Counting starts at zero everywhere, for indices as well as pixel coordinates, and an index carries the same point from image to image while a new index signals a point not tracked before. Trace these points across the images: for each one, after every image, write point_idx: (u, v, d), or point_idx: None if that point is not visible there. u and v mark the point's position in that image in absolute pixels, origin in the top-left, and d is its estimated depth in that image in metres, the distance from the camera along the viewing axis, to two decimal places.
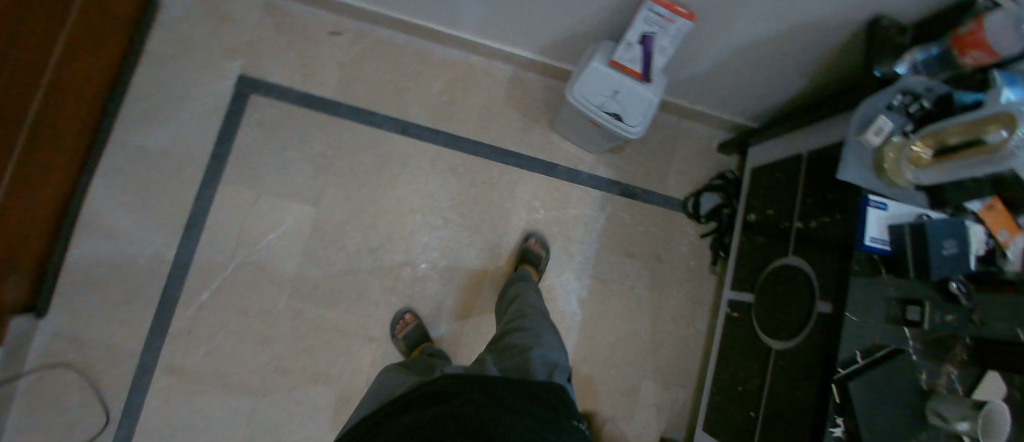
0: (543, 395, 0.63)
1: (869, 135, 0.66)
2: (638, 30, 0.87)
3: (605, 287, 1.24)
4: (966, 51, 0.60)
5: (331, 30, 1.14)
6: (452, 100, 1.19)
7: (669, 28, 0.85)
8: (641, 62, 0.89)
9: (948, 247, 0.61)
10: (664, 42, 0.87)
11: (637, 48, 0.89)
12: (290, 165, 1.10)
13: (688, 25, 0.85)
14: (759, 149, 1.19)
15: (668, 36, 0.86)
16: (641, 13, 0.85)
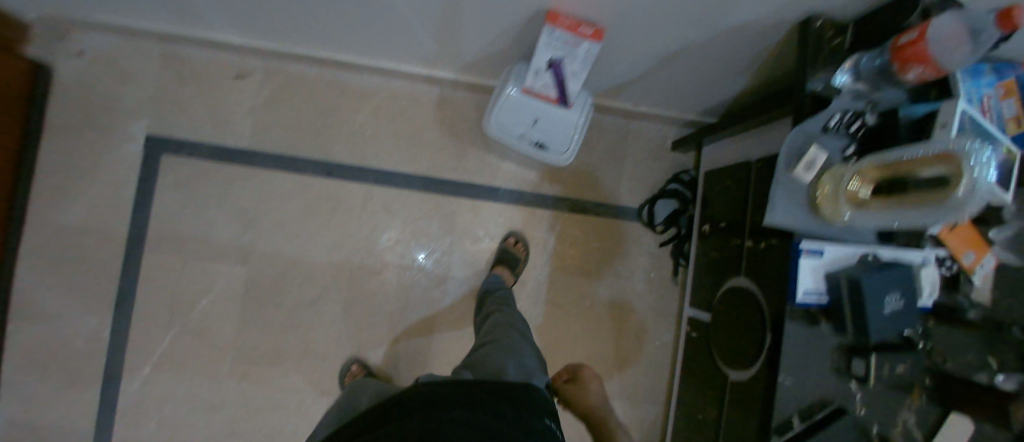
0: (521, 395, 0.60)
1: (802, 168, 0.57)
2: (544, 57, 0.73)
3: (562, 310, 1.18)
4: (906, 65, 0.51)
5: (237, 74, 1.06)
6: (377, 132, 1.11)
7: (576, 53, 0.71)
8: (553, 89, 0.79)
9: (887, 303, 0.55)
10: (575, 66, 0.75)
11: (547, 74, 0.77)
12: (213, 224, 1.05)
13: (597, 46, 0.70)
14: (713, 147, 1.08)
15: (578, 60, 0.73)
16: (542, 39, 0.70)
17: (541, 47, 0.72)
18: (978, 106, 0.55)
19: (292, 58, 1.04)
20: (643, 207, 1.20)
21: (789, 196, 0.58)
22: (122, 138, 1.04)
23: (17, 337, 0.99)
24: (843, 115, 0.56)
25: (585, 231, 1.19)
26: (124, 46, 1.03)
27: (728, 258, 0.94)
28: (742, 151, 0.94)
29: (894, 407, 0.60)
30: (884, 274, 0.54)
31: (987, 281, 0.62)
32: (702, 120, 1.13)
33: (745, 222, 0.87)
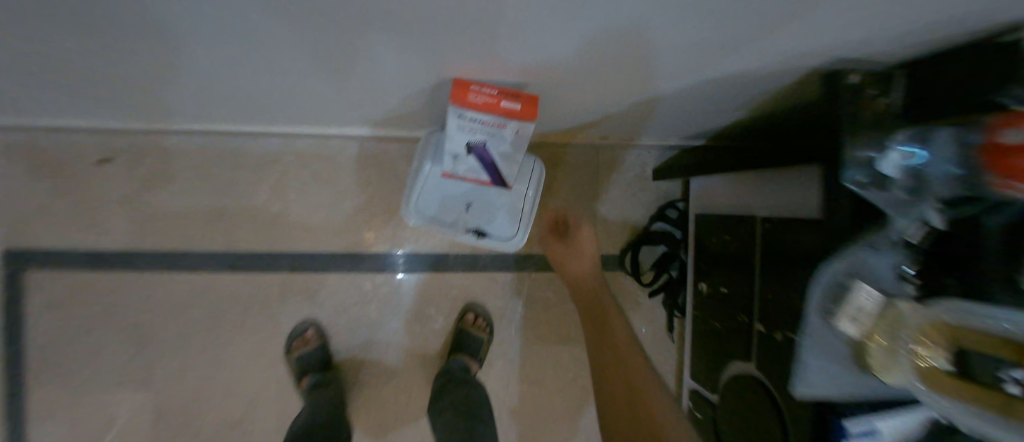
0: None
1: (840, 318, 0.47)
2: (460, 141, 0.54)
3: (542, 387, 0.98)
4: (1010, 182, 0.33)
5: (102, 158, 0.85)
6: (287, 206, 0.90)
7: (500, 135, 0.52)
8: (483, 172, 0.60)
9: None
10: (504, 149, 0.56)
11: (470, 159, 0.57)
12: (105, 344, 0.87)
13: (528, 125, 0.50)
14: (704, 180, 0.85)
15: (506, 143, 0.54)
16: (451, 121, 0.50)
17: (451, 130, 0.52)
18: None
19: (162, 132, 0.82)
20: (624, 254, 0.98)
21: (823, 351, 0.49)
22: None
23: None
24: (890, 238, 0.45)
25: (559, 290, 0.98)
26: None
27: (735, 336, 0.74)
28: (741, 198, 0.72)
29: None
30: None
31: None
32: (688, 144, 0.89)
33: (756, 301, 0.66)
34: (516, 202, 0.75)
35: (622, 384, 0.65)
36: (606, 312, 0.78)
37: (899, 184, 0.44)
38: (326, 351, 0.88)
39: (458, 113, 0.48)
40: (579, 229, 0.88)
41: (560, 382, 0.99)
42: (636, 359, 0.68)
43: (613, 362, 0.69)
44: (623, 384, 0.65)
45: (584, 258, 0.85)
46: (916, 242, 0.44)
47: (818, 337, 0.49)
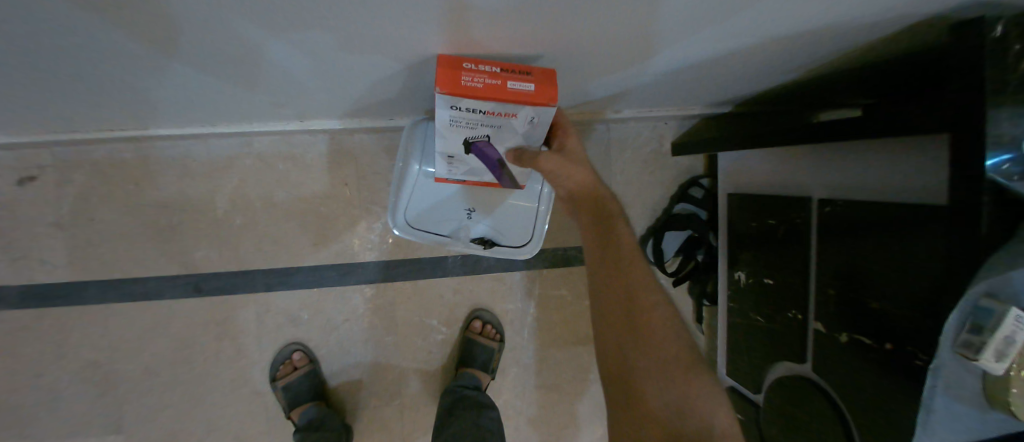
0: None
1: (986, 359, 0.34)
2: (456, 140, 0.45)
3: (563, 395, 0.89)
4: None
5: (22, 176, 0.71)
6: (252, 218, 0.77)
7: (507, 126, 0.41)
8: (485, 170, 0.53)
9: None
10: (513, 139, 0.45)
11: (470, 158, 0.49)
12: (57, 391, 0.75)
13: (545, 112, 0.39)
14: (733, 155, 0.74)
15: (517, 133, 0.43)
16: (442, 113, 0.39)
17: (442, 129, 0.42)
18: None
19: (87, 141, 0.68)
20: (645, 241, 0.87)
21: (955, 392, 0.38)
22: None
23: None
24: None
25: (574, 287, 0.87)
26: None
27: (788, 332, 0.64)
28: (800, 176, 0.61)
29: None
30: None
31: None
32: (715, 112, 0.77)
33: None
34: (530, 202, 0.65)
35: (632, 333, 0.42)
36: (605, 203, 0.49)
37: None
38: (316, 378, 0.77)
39: (450, 103, 0.36)
40: (560, 136, 0.50)
41: (583, 387, 0.89)
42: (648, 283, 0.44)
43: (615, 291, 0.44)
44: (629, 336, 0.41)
45: (575, 167, 0.48)
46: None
47: (950, 374, 0.38)
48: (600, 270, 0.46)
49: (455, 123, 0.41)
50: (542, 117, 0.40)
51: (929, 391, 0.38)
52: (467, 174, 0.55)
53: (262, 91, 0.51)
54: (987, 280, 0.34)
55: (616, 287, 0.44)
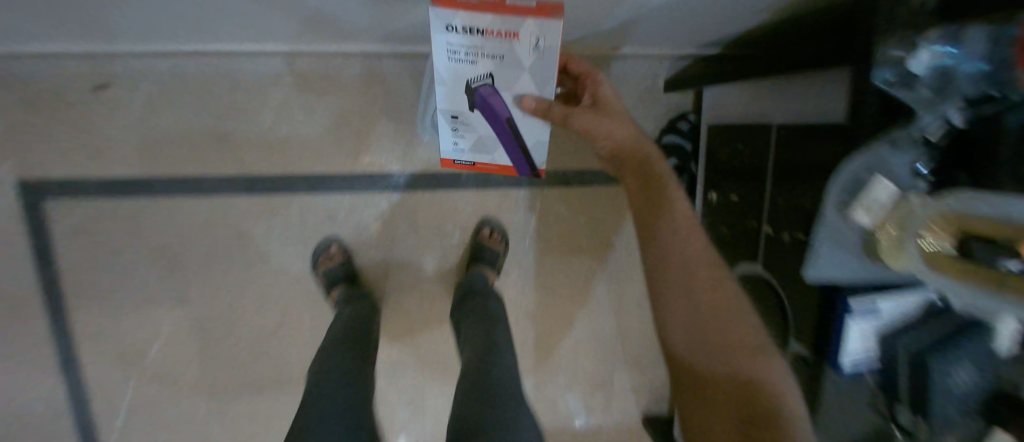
0: None
1: (857, 212, 0.46)
2: (460, 87, 0.56)
3: (554, 296, 1.07)
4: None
5: (96, 84, 0.82)
6: (295, 131, 0.88)
7: (500, 54, 0.50)
8: (494, 138, 0.65)
9: (958, 373, 0.47)
10: (522, 81, 0.54)
11: (475, 114, 0.60)
12: (138, 267, 0.91)
13: (544, 26, 0.46)
14: (717, 94, 0.84)
15: (524, 69, 0.52)
16: (439, 54, 0.50)
17: (444, 71, 0.53)
18: None
19: (152, 54, 0.77)
20: None
21: (835, 242, 0.50)
22: None
23: None
24: (934, 123, 0.40)
25: (569, 208, 1.01)
26: None
27: (744, 239, 0.76)
28: (760, 106, 0.71)
29: None
30: (950, 348, 0.47)
31: None
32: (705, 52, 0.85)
33: (765, 201, 0.68)
34: None
35: (688, 286, 0.57)
36: (650, 164, 0.64)
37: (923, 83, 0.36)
38: (351, 266, 0.94)
39: (443, 36, 0.48)
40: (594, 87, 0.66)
41: (571, 291, 1.07)
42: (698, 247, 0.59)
43: (665, 251, 0.59)
44: (700, 292, 0.56)
45: (620, 121, 0.61)
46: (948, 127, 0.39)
47: (834, 230, 0.50)
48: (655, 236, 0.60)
49: (456, 66, 0.52)
50: (547, 40, 0.47)
51: (818, 241, 0.51)
52: (474, 147, 0.68)
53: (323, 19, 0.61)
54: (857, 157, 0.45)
55: (667, 250, 0.59)
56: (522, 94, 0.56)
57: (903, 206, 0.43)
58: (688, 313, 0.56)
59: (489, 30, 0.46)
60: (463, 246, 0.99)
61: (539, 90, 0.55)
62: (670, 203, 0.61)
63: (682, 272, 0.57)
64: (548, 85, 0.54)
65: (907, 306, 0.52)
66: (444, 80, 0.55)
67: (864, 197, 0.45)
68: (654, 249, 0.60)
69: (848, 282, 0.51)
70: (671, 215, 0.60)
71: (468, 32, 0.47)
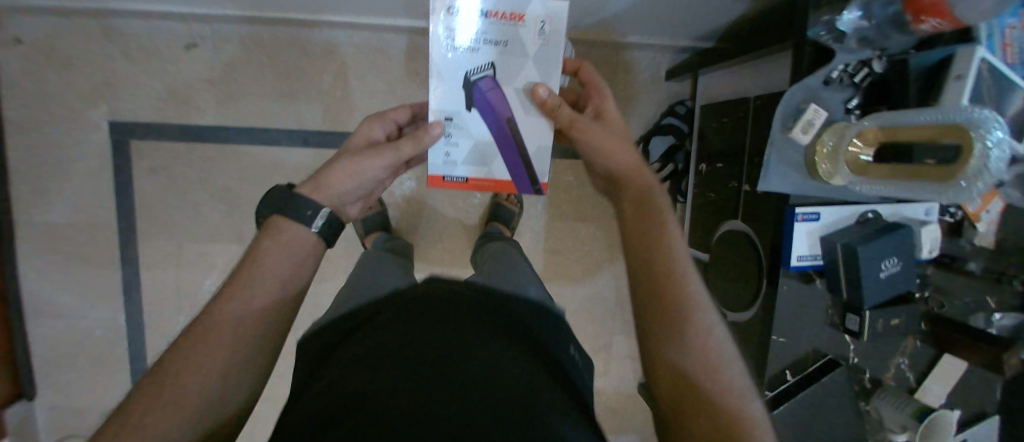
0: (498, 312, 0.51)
1: (798, 132, 0.55)
2: (458, 83, 0.52)
3: (563, 260, 1.19)
4: (920, 18, 0.48)
5: (187, 43, 0.97)
6: (348, 94, 1.03)
7: (501, 38, 0.51)
8: (492, 144, 0.56)
9: (885, 266, 0.55)
10: (527, 71, 0.53)
11: (472, 113, 0.54)
12: (201, 206, 1.04)
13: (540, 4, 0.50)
14: (710, 80, 0.99)
15: (529, 56, 0.52)
16: (442, 45, 0.51)
17: (446, 66, 0.52)
18: (998, 41, 0.53)
19: (241, 19, 0.93)
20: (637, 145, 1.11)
21: (783, 159, 0.58)
22: (84, 127, 0.98)
23: (37, 335, 1.02)
24: (847, 66, 0.55)
25: (580, 179, 1.14)
26: (59, 25, 0.93)
27: (726, 200, 0.88)
28: (741, 86, 0.85)
29: (886, 353, 0.62)
30: (884, 239, 0.53)
31: (993, 227, 0.63)
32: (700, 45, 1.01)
33: (744, 162, 0.80)
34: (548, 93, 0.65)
35: (664, 334, 0.40)
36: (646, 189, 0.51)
37: (859, 34, 0.54)
38: (385, 217, 1.07)
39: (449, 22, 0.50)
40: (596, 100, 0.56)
41: (578, 256, 1.19)
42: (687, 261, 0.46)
43: (650, 283, 0.43)
44: (671, 345, 0.39)
45: (614, 140, 0.53)
46: (872, 73, 0.55)
47: (782, 149, 0.58)
48: (641, 268, 0.44)
49: (458, 59, 0.52)
50: (554, 25, 0.51)
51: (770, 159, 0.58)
52: (468, 157, 0.57)
53: None
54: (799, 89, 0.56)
55: (652, 285, 0.43)
56: (524, 87, 0.54)
57: (836, 130, 0.55)
58: (671, 376, 0.39)
59: (495, 12, 0.50)
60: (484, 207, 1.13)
61: (544, 80, 0.53)
62: (661, 235, 0.46)
63: (670, 319, 0.40)
64: (555, 74, 0.53)
65: (846, 220, 0.58)
66: (440, 80, 0.52)
67: (801, 118, 0.55)
68: (640, 288, 0.43)
69: (792, 193, 0.58)
70: (665, 232, 0.46)
71: (479, 14, 0.50)
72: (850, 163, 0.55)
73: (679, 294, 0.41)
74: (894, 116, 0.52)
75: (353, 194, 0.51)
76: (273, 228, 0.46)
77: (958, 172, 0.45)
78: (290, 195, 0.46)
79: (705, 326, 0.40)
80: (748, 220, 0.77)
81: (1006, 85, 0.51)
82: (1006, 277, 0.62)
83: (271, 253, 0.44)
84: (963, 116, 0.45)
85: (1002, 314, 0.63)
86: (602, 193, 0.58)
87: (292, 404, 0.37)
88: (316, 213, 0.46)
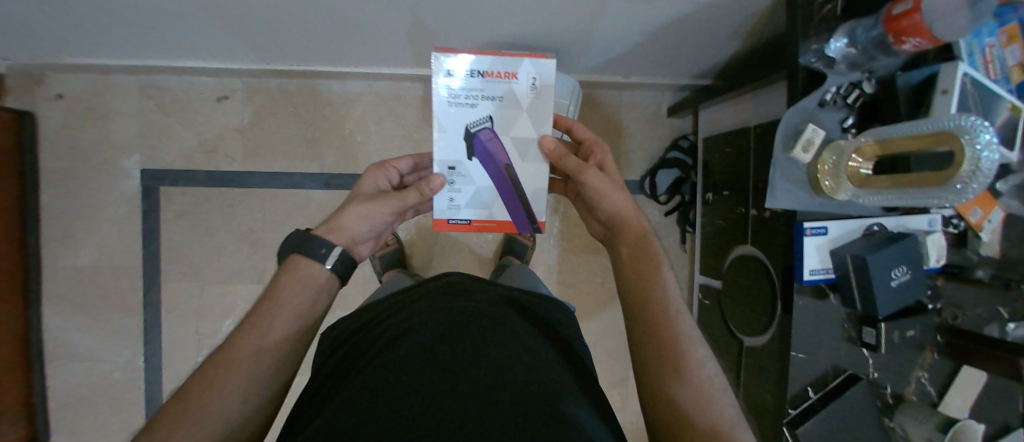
0: (499, 337, 0.52)
1: (800, 150, 0.60)
2: (458, 135, 0.55)
3: (575, 290, 1.21)
4: (902, 39, 0.53)
5: (219, 96, 1.04)
6: (368, 138, 1.10)
7: (497, 97, 0.54)
8: (492, 189, 0.58)
9: (895, 274, 0.58)
10: (520, 124, 0.56)
11: (473, 163, 0.56)
12: (224, 248, 1.08)
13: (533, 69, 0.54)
14: (710, 114, 1.07)
15: (523, 109, 0.55)
16: (441, 102, 0.54)
17: (446, 121, 0.54)
18: (981, 59, 0.60)
19: (271, 74, 1.00)
20: (644, 178, 1.19)
21: (788, 176, 0.62)
22: (117, 175, 1.04)
23: (56, 378, 1.04)
24: (839, 89, 0.59)
25: None
26: (102, 83, 1.01)
27: (732, 227, 0.94)
28: (740, 116, 0.93)
29: (906, 366, 0.64)
30: (891, 248, 0.57)
31: (995, 235, 0.66)
32: (697, 83, 1.09)
33: (749, 188, 0.86)
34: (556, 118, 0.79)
35: (649, 351, 0.48)
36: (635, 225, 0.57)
37: (848, 60, 0.59)
38: (401, 253, 1.11)
39: (446, 83, 0.53)
40: (594, 147, 0.61)
41: (589, 285, 1.21)
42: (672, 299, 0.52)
43: (640, 308, 0.51)
44: (661, 362, 0.47)
45: (617, 192, 0.56)
46: (862, 95, 0.60)
47: (786, 168, 0.62)
48: (630, 298, 0.53)
49: (456, 114, 0.54)
50: (543, 82, 0.54)
51: (775, 177, 0.62)
52: (471, 201, 0.59)
53: (416, 43, 0.83)
54: (797, 111, 0.60)
55: (639, 312, 0.51)
56: (519, 137, 0.56)
57: (836, 148, 0.59)
58: (655, 379, 0.47)
59: (490, 72, 0.53)
60: (497, 241, 1.16)
61: (537, 130, 0.56)
62: (648, 268, 0.54)
63: (653, 338, 0.48)
64: (546, 125, 0.56)
65: (853, 233, 0.62)
66: (440, 133, 0.55)
67: (800, 138, 0.59)
68: (632, 317, 0.52)
69: (801, 208, 0.62)
70: (648, 262, 0.54)
71: (473, 74, 0.53)
72: (851, 177, 0.59)
73: (659, 318, 0.49)
74: (886, 128, 0.56)
75: (364, 236, 0.56)
76: (293, 265, 0.50)
77: (955, 175, 0.48)
78: (308, 236, 0.52)
79: (684, 335, 0.48)
80: (757, 244, 0.82)
81: (992, 97, 0.57)
82: (1014, 282, 0.64)
83: (291, 286, 0.49)
84: (952, 123, 0.49)
85: (1015, 323, 0.65)
86: (602, 240, 0.64)
87: (329, 403, 0.44)
88: (329, 250, 0.51)
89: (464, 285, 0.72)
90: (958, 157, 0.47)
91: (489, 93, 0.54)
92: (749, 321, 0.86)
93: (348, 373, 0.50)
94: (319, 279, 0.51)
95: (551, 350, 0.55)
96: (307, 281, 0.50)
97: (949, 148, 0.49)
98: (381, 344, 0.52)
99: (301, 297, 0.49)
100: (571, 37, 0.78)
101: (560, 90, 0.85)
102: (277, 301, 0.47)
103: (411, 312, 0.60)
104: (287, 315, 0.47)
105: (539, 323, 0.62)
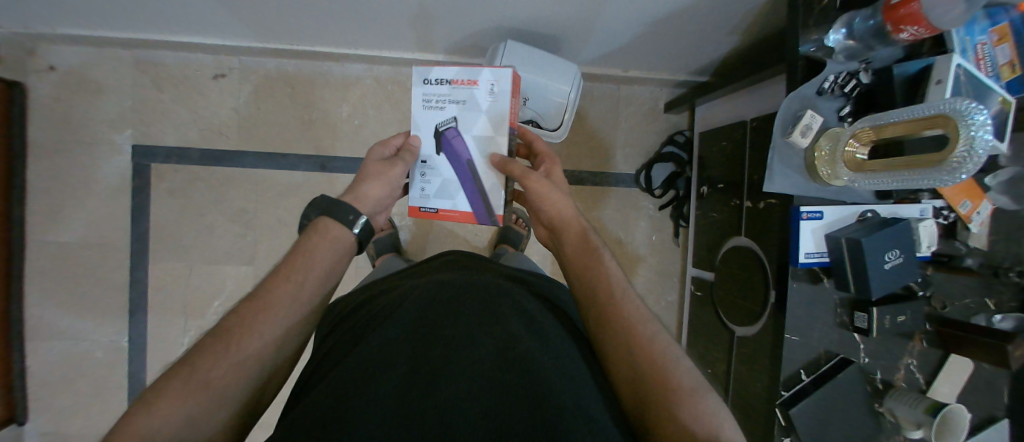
0: (493, 330, 0.48)
1: (798, 135, 0.60)
2: (428, 133, 0.59)
3: None
4: (900, 27, 0.54)
5: (216, 74, 1.03)
6: (365, 122, 1.09)
7: (466, 100, 0.57)
8: (457, 183, 0.59)
9: (888, 258, 0.59)
10: (480, 123, 0.57)
11: (440, 157, 0.59)
12: (215, 229, 1.06)
13: (497, 72, 0.55)
14: (705, 111, 1.08)
15: (482, 111, 0.57)
16: (418, 97, 0.58)
17: (418, 117, 0.59)
18: (973, 55, 0.61)
19: (270, 53, 0.99)
20: (640, 172, 1.19)
21: (786, 162, 0.63)
22: (108, 150, 1.02)
23: (37, 355, 1.02)
24: (837, 77, 0.59)
25: (583, 202, 1.18)
26: (95, 56, 0.99)
27: (727, 220, 0.94)
28: (736, 110, 0.94)
29: (896, 353, 0.65)
30: (885, 231, 0.58)
31: (983, 227, 0.67)
32: (694, 80, 1.10)
33: (744, 180, 0.86)
34: (561, 98, 0.87)
35: (616, 355, 0.46)
36: (590, 240, 0.56)
37: (849, 51, 0.60)
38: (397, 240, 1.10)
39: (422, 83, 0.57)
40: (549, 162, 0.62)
41: None
42: (638, 311, 0.48)
43: (599, 317, 0.49)
44: (625, 364, 0.45)
45: (556, 194, 0.57)
46: (859, 84, 0.61)
47: (784, 154, 0.63)
48: (588, 312, 0.51)
49: (430, 113, 0.58)
50: (498, 82, 0.56)
51: (772, 164, 0.63)
52: (440, 193, 0.61)
53: (417, 26, 0.83)
54: (796, 101, 0.61)
55: (599, 320, 0.49)
56: (478, 137, 0.58)
57: (832, 135, 0.61)
58: (625, 376, 0.44)
59: (456, 79, 0.57)
60: (492, 231, 1.16)
61: (496, 143, 0.58)
62: (601, 278, 0.52)
63: (620, 342, 0.46)
64: (501, 131, 0.57)
65: (847, 219, 0.63)
66: (417, 129, 0.59)
67: (798, 123, 0.60)
68: (592, 323, 0.49)
69: (796, 194, 0.63)
70: (603, 271, 0.52)
71: (441, 82, 0.57)
72: (848, 162, 0.59)
73: (622, 325, 0.47)
74: (880, 114, 0.57)
75: (385, 202, 0.55)
76: (322, 227, 0.48)
77: (949, 157, 0.49)
78: (337, 199, 0.50)
79: (652, 342, 0.45)
80: (751, 235, 0.83)
81: (983, 88, 0.58)
82: (1001, 270, 0.66)
83: (310, 261, 0.45)
84: (949, 107, 0.49)
85: (1002, 315, 0.66)
86: (546, 244, 0.64)
87: (311, 394, 0.42)
88: (357, 218, 0.49)
89: (466, 271, 0.68)
90: (952, 138, 0.48)
91: (459, 93, 0.57)
92: (741, 313, 0.86)
93: (322, 362, 0.48)
94: (343, 249, 0.48)
95: (557, 343, 0.50)
96: (336, 250, 0.47)
97: (945, 129, 0.49)
98: (368, 333, 0.49)
99: (316, 276, 0.45)
100: (572, 25, 0.78)
101: (560, 77, 0.85)
102: (295, 276, 0.44)
103: (403, 295, 0.58)
104: (301, 296, 0.43)
105: (544, 314, 0.56)
